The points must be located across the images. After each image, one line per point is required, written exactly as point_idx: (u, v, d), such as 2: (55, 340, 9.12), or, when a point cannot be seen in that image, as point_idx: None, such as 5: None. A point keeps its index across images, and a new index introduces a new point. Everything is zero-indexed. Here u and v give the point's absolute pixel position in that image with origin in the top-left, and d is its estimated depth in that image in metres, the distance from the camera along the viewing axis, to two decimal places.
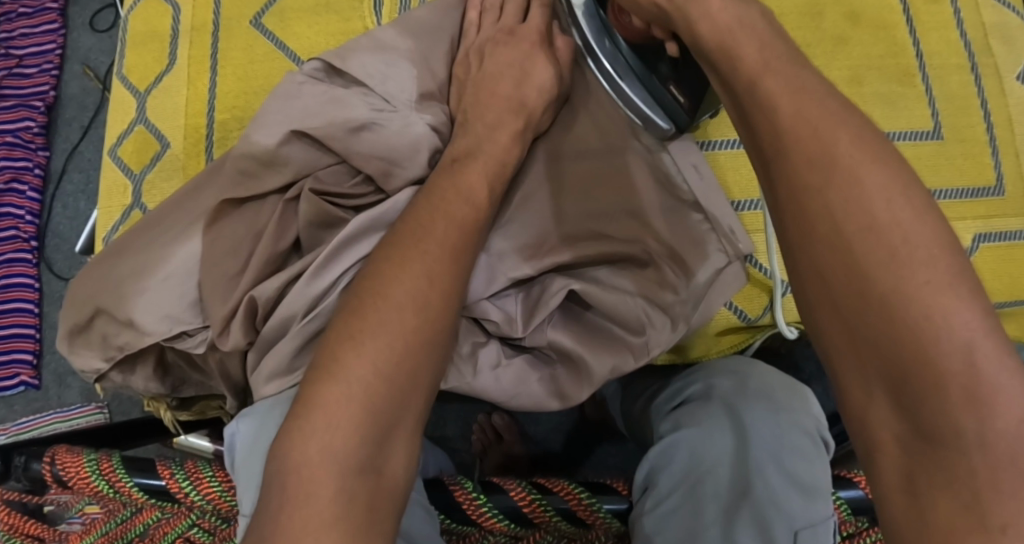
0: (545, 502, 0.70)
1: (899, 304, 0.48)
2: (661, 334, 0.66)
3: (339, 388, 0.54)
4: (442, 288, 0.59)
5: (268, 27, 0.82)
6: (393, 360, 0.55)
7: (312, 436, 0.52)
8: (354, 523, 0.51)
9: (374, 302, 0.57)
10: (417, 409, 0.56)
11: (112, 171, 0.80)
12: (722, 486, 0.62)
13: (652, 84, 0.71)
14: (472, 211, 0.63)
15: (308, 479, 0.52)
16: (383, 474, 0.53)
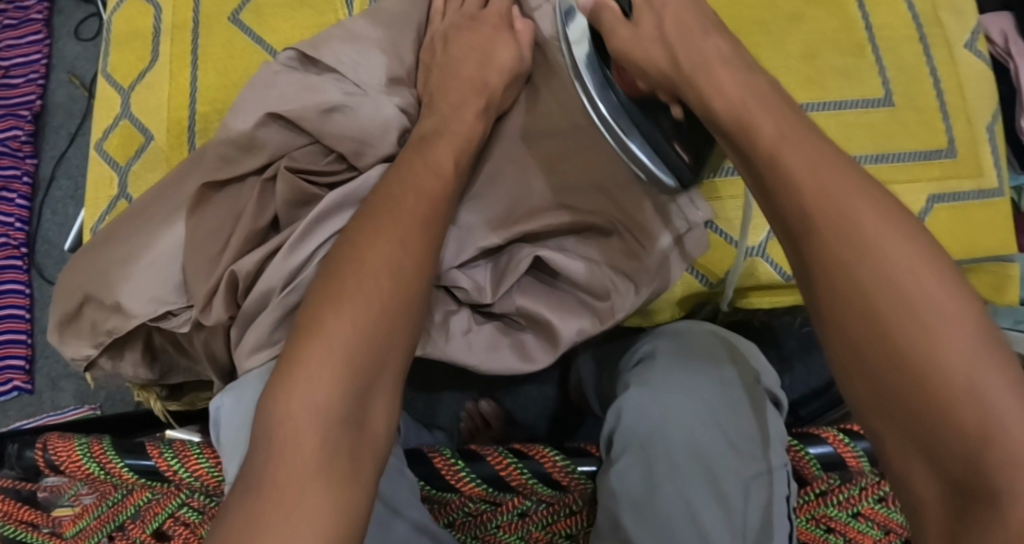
0: (522, 466, 0.72)
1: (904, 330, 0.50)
2: (625, 299, 0.69)
3: (320, 345, 0.56)
4: (414, 254, 0.61)
5: (245, 22, 0.85)
6: (370, 319, 0.58)
7: (297, 391, 0.55)
8: (336, 475, 0.53)
9: (349, 269, 0.59)
10: (396, 366, 0.58)
11: (98, 164, 0.83)
12: (677, 447, 0.64)
13: (656, 140, 0.71)
14: (440, 184, 0.66)
15: (293, 434, 0.54)
16: (364, 429, 0.56)
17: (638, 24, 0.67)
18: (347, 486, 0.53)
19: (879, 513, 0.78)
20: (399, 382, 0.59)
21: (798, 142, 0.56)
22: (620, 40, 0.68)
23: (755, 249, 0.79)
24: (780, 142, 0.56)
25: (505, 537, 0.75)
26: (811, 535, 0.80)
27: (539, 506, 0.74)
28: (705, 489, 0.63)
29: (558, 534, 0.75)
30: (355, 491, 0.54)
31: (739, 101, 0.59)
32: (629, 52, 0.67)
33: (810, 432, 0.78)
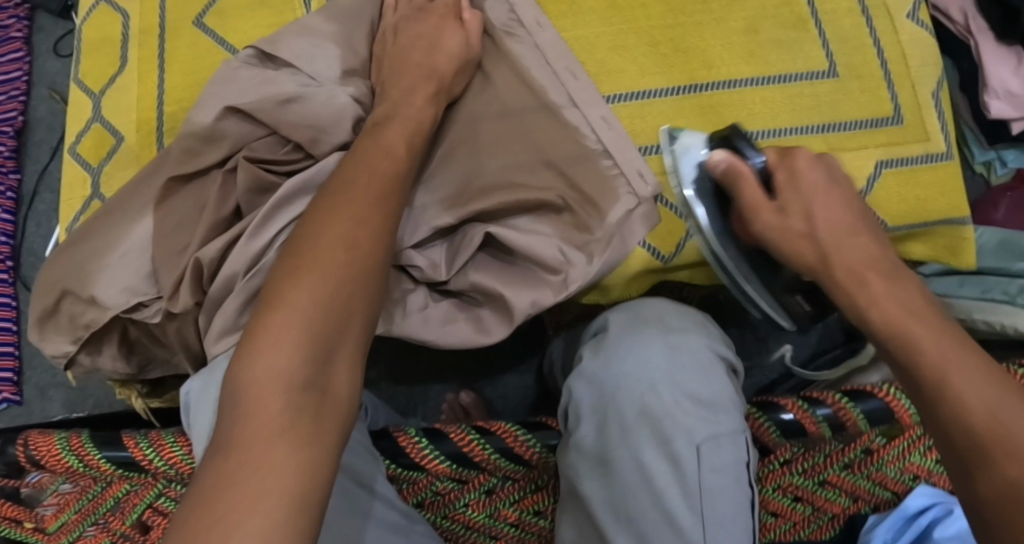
0: (484, 442, 0.74)
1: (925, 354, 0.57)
2: (578, 270, 0.71)
3: (279, 319, 0.58)
4: (370, 230, 0.63)
5: (209, 25, 0.85)
6: (328, 290, 0.59)
7: (261, 359, 0.57)
8: (299, 434, 0.55)
9: (307, 245, 0.61)
10: (356, 334, 0.60)
11: (72, 167, 0.83)
12: (626, 413, 0.65)
13: (777, 293, 0.71)
14: (394, 165, 0.67)
15: (256, 399, 0.56)
16: (326, 393, 0.58)
17: (785, 211, 0.64)
18: (311, 445, 0.55)
19: (846, 480, 0.80)
20: (360, 348, 0.60)
21: (955, 353, 0.56)
22: (762, 224, 0.65)
23: None
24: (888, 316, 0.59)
25: (474, 515, 0.77)
26: (779, 504, 0.81)
27: (505, 483, 0.76)
28: (656, 451, 0.64)
29: (526, 511, 0.77)
30: (319, 448, 0.55)
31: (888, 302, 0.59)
32: (772, 239, 0.65)
33: (768, 400, 0.79)
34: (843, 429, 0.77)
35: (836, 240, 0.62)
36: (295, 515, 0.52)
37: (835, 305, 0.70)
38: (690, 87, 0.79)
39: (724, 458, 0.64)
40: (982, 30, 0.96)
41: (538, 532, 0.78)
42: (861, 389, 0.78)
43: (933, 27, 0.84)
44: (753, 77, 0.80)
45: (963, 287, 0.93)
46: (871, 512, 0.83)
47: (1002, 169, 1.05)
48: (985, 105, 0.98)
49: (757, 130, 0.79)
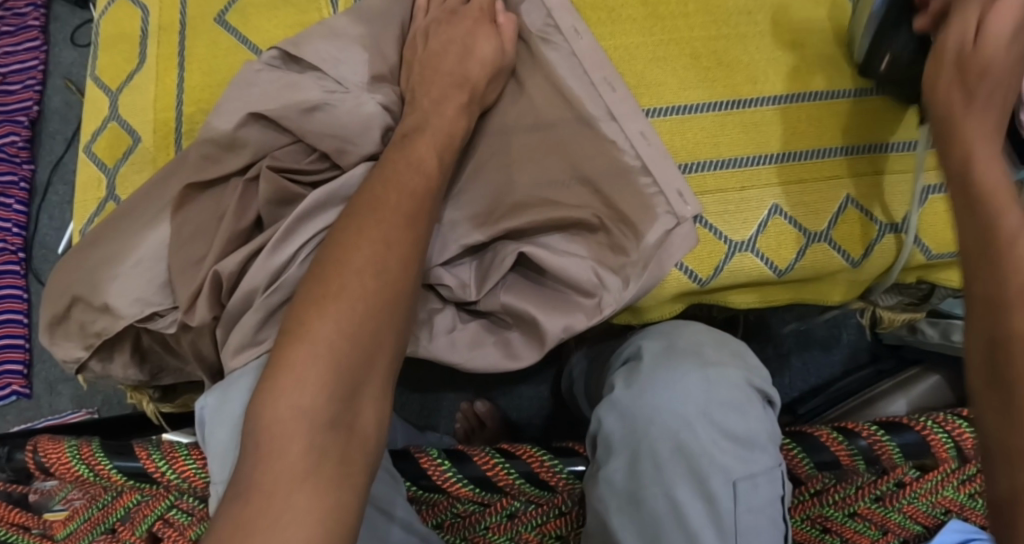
0: (509, 466, 0.72)
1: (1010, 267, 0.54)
2: (614, 294, 0.69)
3: (304, 350, 0.56)
4: (399, 254, 0.60)
5: (231, 23, 0.80)
6: (354, 320, 0.57)
7: (283, 394, 0.55)
8: (323, 478, 0.53)
9: (334, 268, 0.59)
10: (383, 367, 0.58)
11: (86, 167, 0.79)
12: (659, 446, 0.62)
13: (884, 23, 0.70)
14: (424, 182, 0.65)
15: (279, 435, 0.54)
16: (353, 430, 0.55)
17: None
18: (337, 486, 0.53)
19: (876, 513, 0.76)
20: (388, 379, 0.58)
21: None
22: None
23: (743, 244, 0.74)
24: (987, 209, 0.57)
25: (494, 539, 0.74)
26: (806, 536, 0.78)
27: (528, 506, 0.74)
28: (691, 489, 0.61)
29: (548, 536, 0.74)
30: (343, 490, 0.53)
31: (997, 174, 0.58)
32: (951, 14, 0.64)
33: (800, 430, 0.76)
34: (877, 462, 0.74)
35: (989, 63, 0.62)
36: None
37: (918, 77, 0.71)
38: (731, 103, 0.76)
39: (761, 498, 0.61)
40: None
41: None
42: (897, 421, 0.76)
43: None
44: (799, 92, 0.76)
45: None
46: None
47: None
48: None
49: (802, 151, 0.75)
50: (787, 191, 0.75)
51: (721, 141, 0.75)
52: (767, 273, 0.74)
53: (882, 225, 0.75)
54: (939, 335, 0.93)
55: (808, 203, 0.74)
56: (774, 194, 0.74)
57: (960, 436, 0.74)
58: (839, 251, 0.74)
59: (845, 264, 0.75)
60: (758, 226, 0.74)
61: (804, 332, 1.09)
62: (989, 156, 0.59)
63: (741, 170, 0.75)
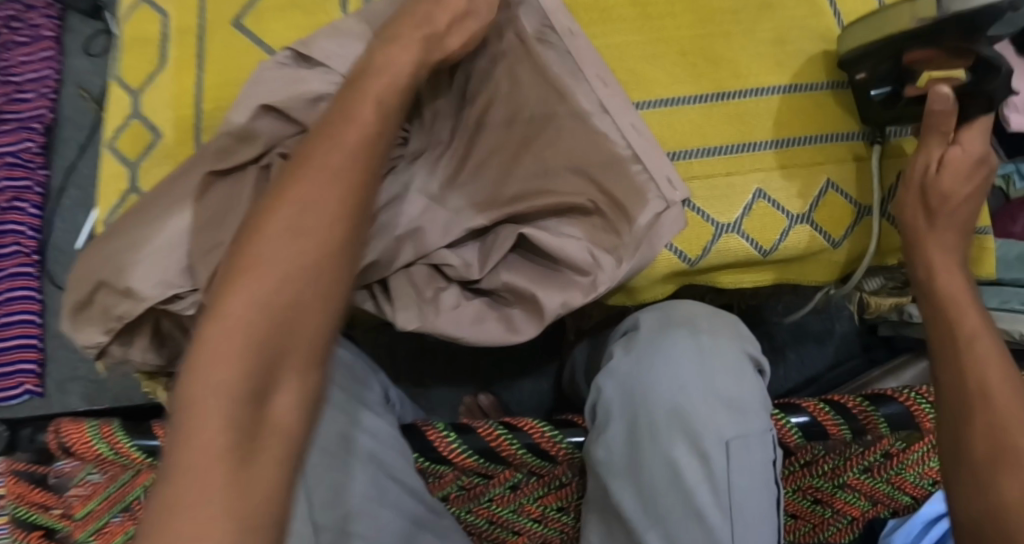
0: (512, 437, 0.75)
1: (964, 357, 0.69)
2: (607, 272, 0.73)
3: (222, 326, 0.59)
4: (321, 219, 0.62)
5: (247, 27, 0.85)
6: (270, 292, 0.60)
7: (203, 369, 0.58)
8: (239, 451, 0.57)
9: (266, 238, 0.61)
10: (305, 343, 0.60)
11: (109, 162, 0.83)
12: (655, 411, 0.66)
13: (874, 55, 0.75)
14: (361, 134, 0.65)
15: (199, 407, 0.57)
16: (268, 408, 0.58)
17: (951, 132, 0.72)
18: (250, 466, 0.57)
19: (865, 484, 0.81)
20: (305, 355, 0.60)
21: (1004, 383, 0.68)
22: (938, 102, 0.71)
23: (729, 226, 0.78)
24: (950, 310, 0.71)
25: (498, 510, 0.79)
26: (797, 506, 0.82)
27: (529, 478, 0.78)
28: (685, 449, 0.65)
29: (549, 506, 0.79)
30: (259, 465, 0.57)
31: (955, 286, 0.71)
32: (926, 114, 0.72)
33: (790, 402, 0.78)
34: (865, 433, 0.77)
35: (953, 186, 0.72)
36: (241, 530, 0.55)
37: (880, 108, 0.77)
38: (716, 95, 0.81)
39: (751, 456, 0.65)
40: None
41: (560, 527, 0.81)
42: (881, 392, 0.78)
43: None
44: (777, 85, 0.81)
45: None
46: (889, 516, 0.85)
47: (1021, 183, 1.08)
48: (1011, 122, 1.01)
49: (784, 139, 0.80)
50: (771, 177, 0.79)
51: (708, 132, 0.80)
52: (753, 253, 0.78)
53: (859, 208, 0.80)
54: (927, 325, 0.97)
55: (792, 187, 0.79)
56: (759, 180, 0.79)
57: None
58: (821, 233, 0.79)
59: (827, 245, 0.79)
60: (743, 209, 0.78)
61: (798, 325, 1.13)
62: (952, 276, 0.72)
63: (728, 157, 0.80)
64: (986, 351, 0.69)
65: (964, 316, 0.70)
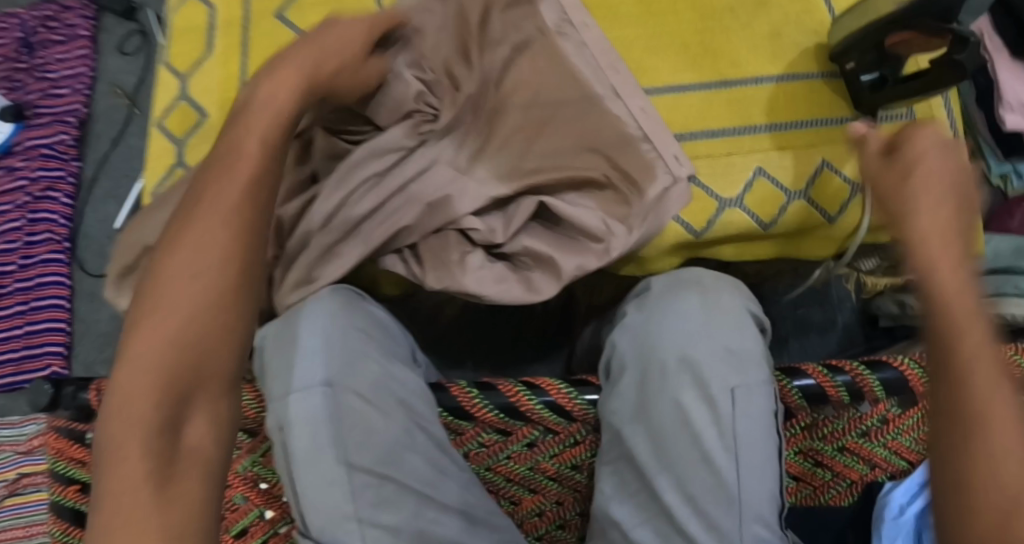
0: (532, 394, 0.80)
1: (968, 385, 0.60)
2: (619, 239, 0.80)
3: (131, 368, 0.64)
4: (213, 260, 0.67)
5: (290, 18, 0.91)
6: (175, 334, 0.65)
7: (120, 410, 0.63)
8: (157, 477, 0.62)
9: (167, 277, 0.66)
10: (221, 370, 0.66)
11: (158, 139, 0.89)
12: (665, 363, 0.72)
13: (856, 47, 0.83)
14: (251, 169, 0.70)
15: (121, 443, 0.63)
16: (180, 437, 0.64)
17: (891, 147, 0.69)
18: (171, 488, 0.62)
19: (863, 448, 0.84)
20: (217, 388, 0.66)
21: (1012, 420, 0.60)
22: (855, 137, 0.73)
23: (732, 202, 0.84)
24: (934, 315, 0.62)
25: (516, 467, 0.84)
26: (799, 468, 0.86)
27: (545, 436, 0.83)
28: (693, 395, 0.71)
29: (565, 464, 0.84)
30: (179, 487, 0.62)
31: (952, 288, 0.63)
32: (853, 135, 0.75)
33: (791, 367, 0.83)
34: (862, 398, 0.81)
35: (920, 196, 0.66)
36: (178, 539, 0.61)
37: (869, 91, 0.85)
38: (718, 83, 0.87)
39: (755, 402, 0.71)
40: (998, 48, 1.07)
41: (574, 485, 0.86)
42: (878, 360, 0.82)
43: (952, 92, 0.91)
44: (772, 74, 0.88)
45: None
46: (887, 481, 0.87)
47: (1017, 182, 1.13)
48: (999, 118, 1.08)
49: (781, 123, 0.87)
50: (770, 156, 0.86)
51: (710, 116, 0.86)
52: (753, 226, 0.84)
53: (853, 185, 0.86)
54: None
55: (788, 165, 0.85)
56: (758, 159, 0.85)
57: None
58: (817, 208, 0.85)
59: (823, 220, 0.86)
60: (745, 185, 0.84)
61: (801, 315, 1.05)
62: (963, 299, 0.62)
63: (729, 139, 0.86)
64: (986, 376, 0.61)
65: (967, 328, 0.62)
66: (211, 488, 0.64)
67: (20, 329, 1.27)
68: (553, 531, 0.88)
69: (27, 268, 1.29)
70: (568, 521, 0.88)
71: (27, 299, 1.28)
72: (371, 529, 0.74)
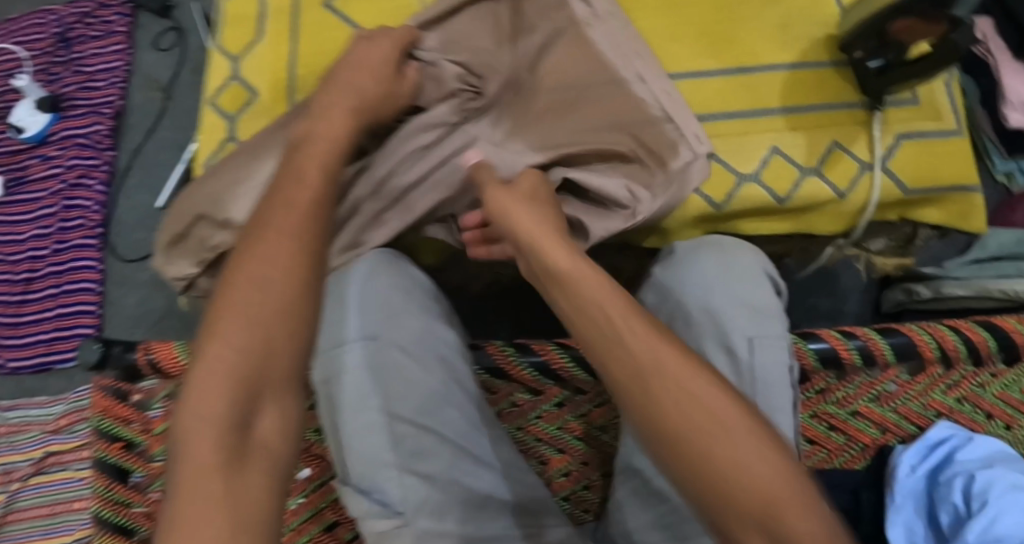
0: (562, 351, 0.85)
1: (647, 388, 0.64)
2: (645, 204, 0.85)
3: (203, 369, 0.67)
4: (280, 268, 0.69)
5: (337, 7, 0.97)
6: (244, 339, 0.67)
7: (193, 407, 0.66)
8: (228, 471, 0.64)
9: (233, 293, 0.69)
10: (283, 371, 0.68)
11: (210, 115, 0.95)
12: (690, 310, 0.78)
13: (863, 36, 0.89)
14: (311, 195, 0.74)
15: (194, 437, 0.65)
16: (249, 433, 0.66)
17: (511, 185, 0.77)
18: (246, 477, 0.64)
19: (875, 412, 0.89)
20: (283, 387, 0.68)
21: (695, 399, 0.64)
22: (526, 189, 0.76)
23: (749, 176, 0.90)
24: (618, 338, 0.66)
25: (545, 427, 0.89)
26: (814, 433, 0.90)
27: (576, 396, 0.88)
28: (715, 342, 0.77)
29: (592, 425, 0.89)
30: (247, 479, 0.64)
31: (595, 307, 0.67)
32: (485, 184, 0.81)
33: (808, 332, 0.86)
34: (874, 362, 0.85)
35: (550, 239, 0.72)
36: (237, 535, 0.61)
37: (874, 79, 0.90)
38: (737, 70, 0.93)
39: (771, 352, 0.76)
40: (1000, 49, 1.14)
41: (601, 445, 0.90)
42: (889, 327, 0.87)
43: (953, 87, 0.96)
44: (782, 62, 0.94)
45: (982, 271, 1.05)
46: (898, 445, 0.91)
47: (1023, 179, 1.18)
48: (1003, 117, 1.14)
49: (795, 107, 0.93)
50: (786, 136, 0.92)
51: (728, 100, 0.92)
52: (769, 200, 0.90)
53: (862, 163, 0.91)
54: (931, 292, 1.05)
55: (800, 143, 0.91)
56: (772, 139, 0.91)
57: (941, 338, 0.86)
58: (828, 183, 0.90)
59: (833, 196, 0.90)
60: (761, 161, 0.90)
61: (810, 305, 1.15)
62: (606, 304, 0.67)
63: (745, 120, 0.92)
64: (665, 376, 0.64)
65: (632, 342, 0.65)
66: (277, 483, 0.66)
67: (52, 311, 1.32)
68: (579, 492, 0.91)
69: (60, 253, 1.34)
70: (592, 483, 0.91)
71: (60, 283, 1.33)
72: (410, 477, 0.78)
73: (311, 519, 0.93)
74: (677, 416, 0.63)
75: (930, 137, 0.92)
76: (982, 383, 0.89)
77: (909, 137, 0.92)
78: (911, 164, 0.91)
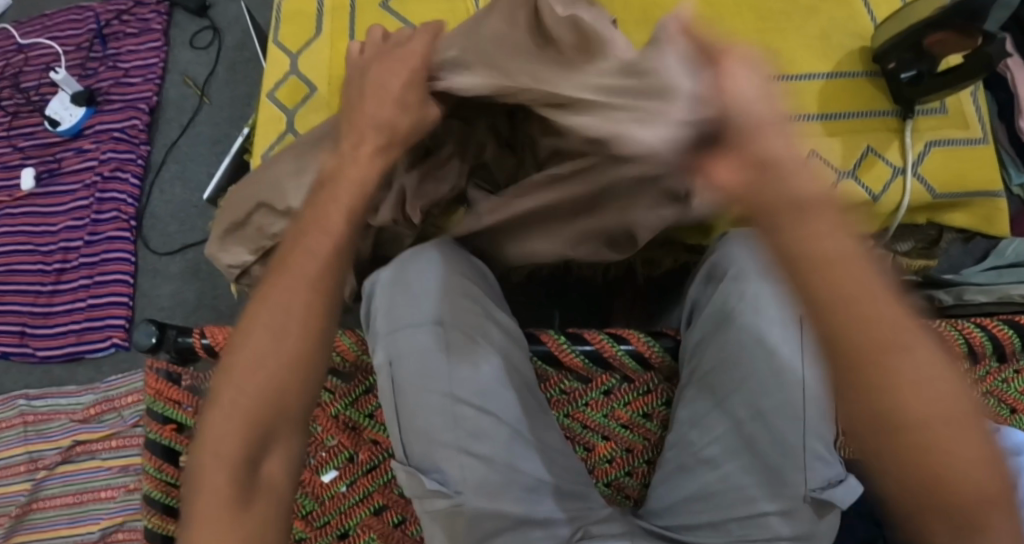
0: (614, 341, 0.89)
1: (876, 363, 0.56)
2: None
3: (217, 410, 0.69)
4: (296, 311, 0.69)
5: (393, 8, 1.01)
6: (253, 381, 0.69)
7: (207, 443, 0.68)
8: (235, 507, 0.67)
9: (248, 332, 0.70)
10: (297, 411, 0.70)
11: (268, 109, 0.98)
12: (748, 291, 0.82)
13: (897, 48, 0.94)
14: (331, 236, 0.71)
15: (207, 471, 0.68)
16: (258, 471, 0.68)
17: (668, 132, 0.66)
18: (250, 513, 0.67)
19: None
20: (289, 428, 0.69)
21: (930, 374, 0.57)
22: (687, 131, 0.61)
23: None
24: (853, 296, 0.55)
25: (593, 414, 0.93)
26: None
27: (623, 385, 0.92)
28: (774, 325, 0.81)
29: (636, 413, 0.93)
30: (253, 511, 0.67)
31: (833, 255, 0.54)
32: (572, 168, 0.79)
33: None
34: None
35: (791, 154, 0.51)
36: None
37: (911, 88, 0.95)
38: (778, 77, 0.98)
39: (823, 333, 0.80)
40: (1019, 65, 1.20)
41: (646, 434, 0.93)
42: None
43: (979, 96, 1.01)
44: (820, 71, 0.99)
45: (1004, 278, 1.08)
46: None
47: None
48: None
49: (833, 113, 0.97)
50: (824, 141, 0.96)
51: None
52: None
53: (894, 168, 0.96)
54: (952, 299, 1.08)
55: (837, 148, 0.96)
56: (811, 143, 0.96)
57: (969, 335, 0.90)
58: (863, 186, 0.95)
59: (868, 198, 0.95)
60: None
61: None
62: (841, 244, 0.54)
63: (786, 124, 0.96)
64: (906, 353, 0.57)
65: (873, 309, 0.55)
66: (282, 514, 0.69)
67: (84, 301, 1.34)
68: (621, 479, 0.94)
69: (93, 245, 1.36)
70: (635, 469, 0.94)
71: (92, 274, 1.35)
72: (467, 460, 0.81)
73: (361, 502, 0.95)
74: (906, 395, 0.56)
75: (956, 145, 0.97)
76: (1005, 378, 0.94)
77: (937, 143, 0.97)
78: (938, 169, 0.96)
